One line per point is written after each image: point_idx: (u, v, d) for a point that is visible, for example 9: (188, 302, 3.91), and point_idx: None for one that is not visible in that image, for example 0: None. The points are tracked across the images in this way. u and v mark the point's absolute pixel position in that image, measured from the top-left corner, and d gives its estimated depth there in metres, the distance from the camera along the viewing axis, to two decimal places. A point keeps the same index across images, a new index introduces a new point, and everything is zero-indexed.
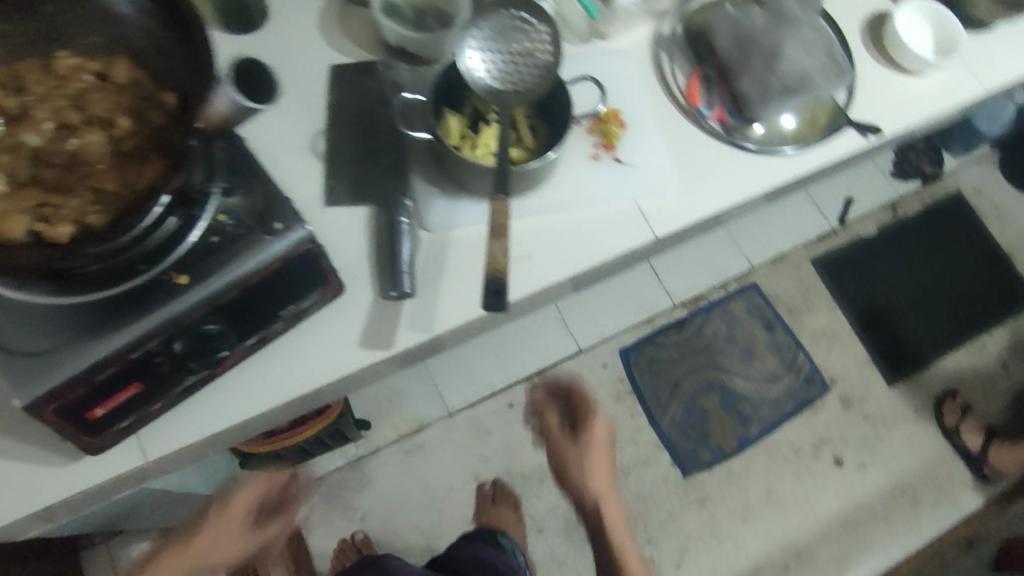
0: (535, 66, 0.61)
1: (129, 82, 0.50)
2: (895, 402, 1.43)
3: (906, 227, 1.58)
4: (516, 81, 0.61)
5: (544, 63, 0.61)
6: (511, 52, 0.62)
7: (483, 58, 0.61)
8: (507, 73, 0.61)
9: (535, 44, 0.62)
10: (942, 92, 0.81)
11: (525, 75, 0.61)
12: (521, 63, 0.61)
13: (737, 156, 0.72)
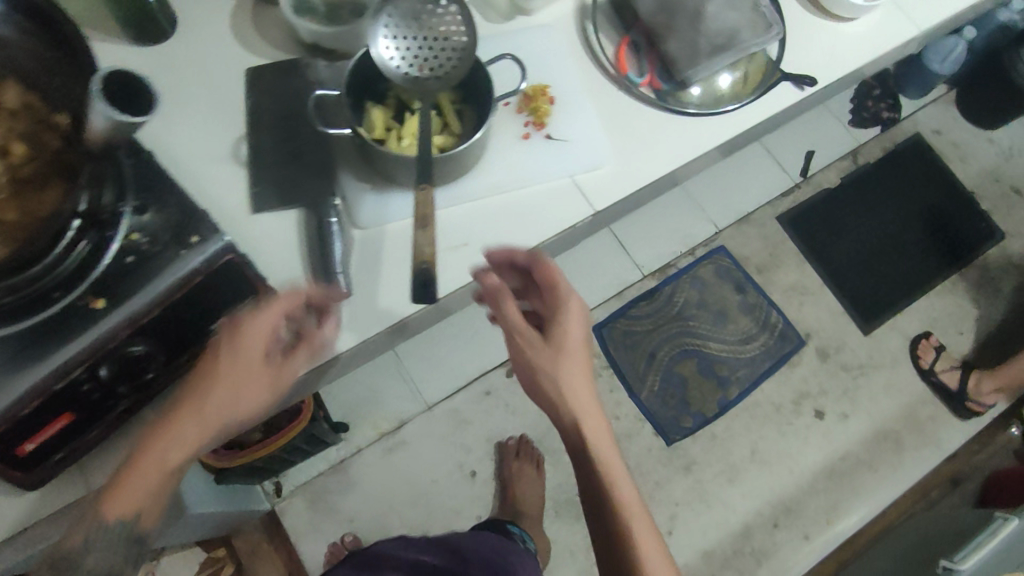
0: (452, 49, 0.60)
1: (22, 107, 0.48)
2: (872, 349, 1.43)
3: (868, 174, 1.58)
4: (434, 67, 0.60)
5: (461, 45, 0.60)
6: (425, 36, 0.60)
7: (397, 46, 0.59)
8: (424, 60, 0.60)
9: (449, 26, 0.60)
10: (873, 37, 0.80)
11: (443, 60, 0.60)
12: (437, 47, 0.60)
13: (672, 120, 0.71)
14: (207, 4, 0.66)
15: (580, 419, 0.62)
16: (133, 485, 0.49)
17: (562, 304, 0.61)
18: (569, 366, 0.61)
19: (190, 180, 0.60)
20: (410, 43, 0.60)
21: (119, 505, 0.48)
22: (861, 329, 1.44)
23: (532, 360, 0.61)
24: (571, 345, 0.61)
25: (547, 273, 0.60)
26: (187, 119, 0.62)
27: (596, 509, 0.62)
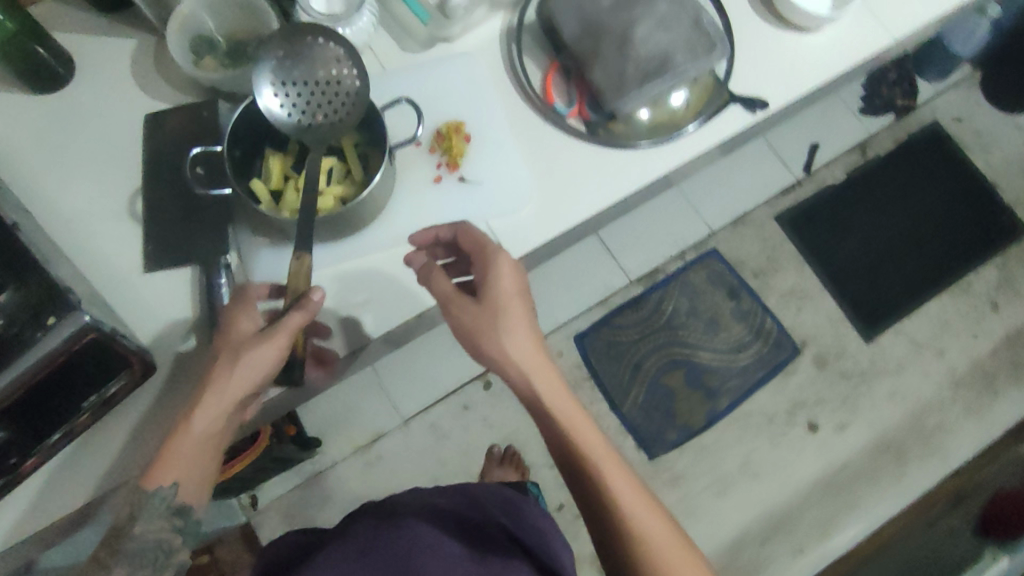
0: (344, 95, 0.57)
1: None
2: (875, 357, 1.31)
3: (880, 167, 1.42)
4: (326, 114, 0.57)
5: (353, 91, 0.57)
6: (314, 81, 0.57)
7: (282, 94, 0.56)
8: (314, 107, 0.57)
9: (340, 70, 0.57)
10: (836, 49, 0.73)
11: (334, 108, 0.57)
12: (326, 93, 0.57)
13: (602, 154, 0.66)
14: (110, 48, 0.64)
15: (532, 377, 0.56)
16: (176, 456, 0.51)
17: (491, 263, 0.57)
18: (509, 329, 0.56)
19: (88, 241, 0.59)
20: (297, 89, 0.56)
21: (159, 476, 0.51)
22: (863, 335, 1.32)
23: (469, 328, 0.57)
24: (507, 309, 0.56)
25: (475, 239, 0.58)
26: (86, 175, 0.61)
27: (575, 483, 0.56)
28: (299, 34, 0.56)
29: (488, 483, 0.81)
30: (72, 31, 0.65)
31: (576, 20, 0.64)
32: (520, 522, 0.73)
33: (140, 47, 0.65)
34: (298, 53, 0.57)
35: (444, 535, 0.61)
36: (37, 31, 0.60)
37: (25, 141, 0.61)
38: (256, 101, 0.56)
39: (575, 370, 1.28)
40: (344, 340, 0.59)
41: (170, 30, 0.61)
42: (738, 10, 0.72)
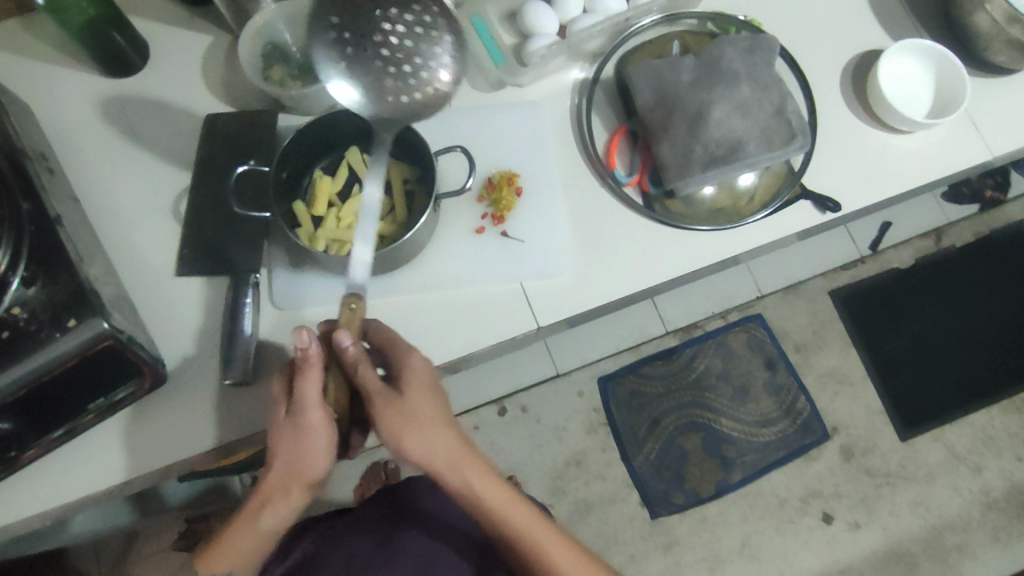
0: (420, 82, 0.54)
1: None
2: (906, 460, 1.24)
3: (960, 257, 1.31)
4: (397, 96, 0.54)
5: (429, 82, 0.54)
6: (391, 58, 0.54)
7: (354, 64, 0.54)
8: (386, 86, 0.54)
9: (424, 55, 0.54)
10: (929, 157, 0.68)
11: (406, 91, 0.54)
12: (402, 75, 0.54)
13: (653, 232, 0.64)
14: (185, 42, 0.65)
15: (465, 476, 0.52)
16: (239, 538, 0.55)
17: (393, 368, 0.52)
18: (426, 425, 0.51)
19: (128, 237, 0.60)
20: (370, 62, 0.54)
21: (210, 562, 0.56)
22: (899, 435, 1.25)
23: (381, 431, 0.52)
24: (421, 403, 0.51)
25: (384, 332, 0.54)
26: (138, 170, 0.62)
27: None
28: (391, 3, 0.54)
29: None
30: (152, 19, 0.65)
31: (653, 90, 0.62)
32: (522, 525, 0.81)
33: (214, 46, 0.65)
34: (385, 24, 0.54)
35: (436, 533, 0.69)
36: (118, 17, 0.60)
37: (89, 125, 0.62)
38: (323, 66, 0.53)
39: (594, 414, 1.23)
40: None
41: (244, 37, 0.61)
42: (824, 101, 0.68)
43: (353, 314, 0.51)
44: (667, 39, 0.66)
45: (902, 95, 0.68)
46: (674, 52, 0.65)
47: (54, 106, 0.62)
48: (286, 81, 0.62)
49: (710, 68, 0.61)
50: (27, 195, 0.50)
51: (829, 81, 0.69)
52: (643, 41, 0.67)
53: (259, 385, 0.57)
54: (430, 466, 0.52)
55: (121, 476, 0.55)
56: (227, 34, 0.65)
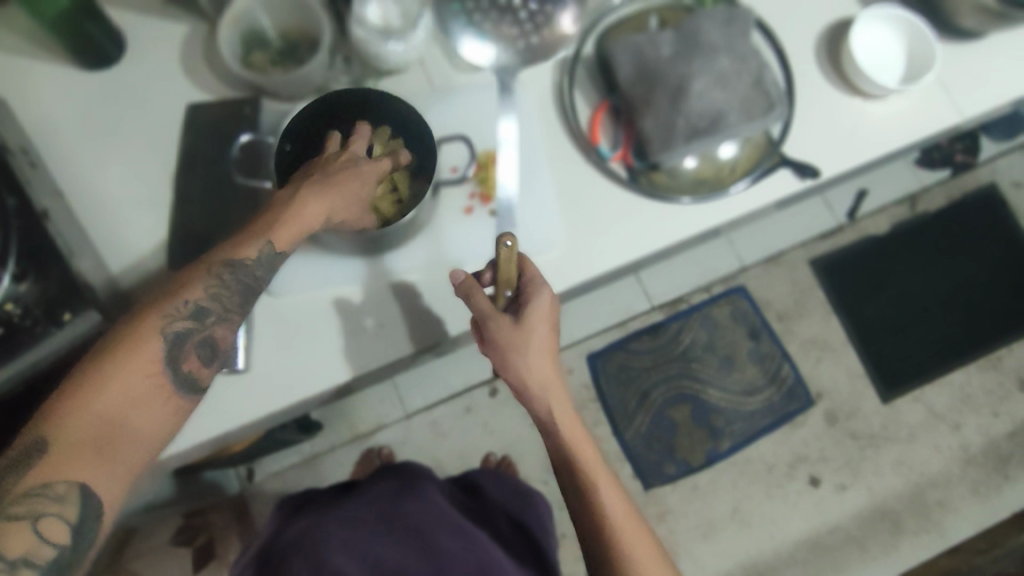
0: (538, 24, 0.64)
1: None
2: (888, 421, 1.27)
3: (934, 222, 1.34)
4: (516, 41, 0.65)
5: (548, 25, 0.64)
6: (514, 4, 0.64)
7: (476, 18, 0.64)
8: (507, 32, 0.65)
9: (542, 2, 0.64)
10: (904, 122, 0.69)
11: (525, 35, 0.65)
12: (522, 22, 0.64)
13: (638, 205, 0.65)
14: (161, 32, 0.64)
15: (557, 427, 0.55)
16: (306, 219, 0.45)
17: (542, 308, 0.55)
18: (535, 360, 0.54)
19: (117, 228, 0.60)
20: (492, 16, 0.64)
21: (290, 236, 0.45)
22: (881, 398, 1.28)
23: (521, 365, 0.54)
24: (537, 339, 0.54)
25: (530, 266, 0.56)
26: (123, 160, 0.61)
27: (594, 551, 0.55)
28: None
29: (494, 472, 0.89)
30: (125, 8, 0.64)
31: (633, 64, 0.62)
32: (527, 515, 0.82)
33: (192, 34, 0.64)
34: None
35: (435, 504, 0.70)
36: (91, 7, 0.59)
37: (69, 118, 0.62)
38: (454, 24, 0.65)
39: (584, 390, 1.25)
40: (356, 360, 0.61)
41: (222, 24, 0.60)
42: (796, 69, 0.70)
43: (511, 251, 0.51)
44: (643, 13, 0.67)
45: (875, 63, 0.69)
46: (652, 26, 0.66)
47: (32, 99, 0.62)
48: (268, 68, 0.62)
49: (689, 41, 0.62)
50: (14, 191, 0.50)
51: (804, 51, 0.70)
52: (620, 16, 0.67)
53: (256, 371, 0.60)
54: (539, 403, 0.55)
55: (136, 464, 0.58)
56: (203, 21, 0.64)
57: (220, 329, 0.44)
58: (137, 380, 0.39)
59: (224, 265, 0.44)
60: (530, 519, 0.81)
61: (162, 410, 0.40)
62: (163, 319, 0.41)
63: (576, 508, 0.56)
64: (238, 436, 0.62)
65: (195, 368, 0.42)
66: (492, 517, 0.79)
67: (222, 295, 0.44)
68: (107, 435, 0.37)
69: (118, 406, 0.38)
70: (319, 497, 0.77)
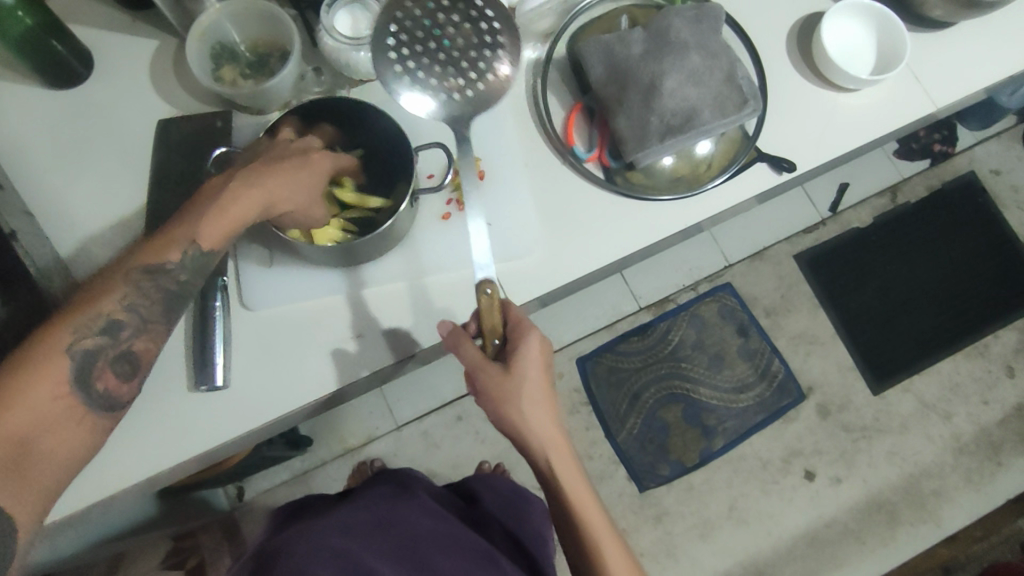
0: (480, 72, 0.59)
1: None
2: (878, 412, 1.28)
3: (914, 213, 1.34)
4: (463, 91, 0.59)
5: (491, 70, 0.60)
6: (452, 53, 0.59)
7: (416, 76, 0.59)
8: (451, 82, 0.59)
9: (480, 49, 0.59)
10: (876, 113, 0.70)
11: (471, 84, 0.59)
12: (464, 71, 0.59)
13: (618, 206, 0.65)
14: (130, 48, 0.64)
15: (551, 464, 0.57)
16: (225, 215, 0.50)
17: (532, 357, 0.55)
18: (526, 401, 0.55)
19: (90, 248, 0.59)
20: (432, 69, 0.59)
21: (212, 233, 0.50)
22: (871, 390, 1.28)
23: (513, 415, 0.55)
24: (528, 383, 0.55)
25: (513, 312, 0.56)
26: (94, 177, 0.61)
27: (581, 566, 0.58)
28: (433, 5, 0.59)
29: (490, 478, 0.89)
30: (94, 26, 0.64)
31: (605, 64, 0.62)
32: (524, 527, 0.82)
33: (161, 51, 0.64)
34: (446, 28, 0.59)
35: (428, 519, 0.69)
36: (56, 26, 0.58)
37: (36, 139, 0.61)
38: (391, 82, 0.58)
39: (575, 394, 1.24)
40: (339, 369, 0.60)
41: (189, 39, 0.60)
42: (769, 65, 0.70)
43: (492, 299, 0.53)
44: (613, 14, 0.67)
45: (846, 56, 0.70)
46: (624, 26, 0.66)
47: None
48: (238, 80, 0.62)
49: (659, 40, 0.62)
50: None
51: (775, 45, 0.70)
52: (592, 18, 0.67)
53: (236, 389, 0.59)
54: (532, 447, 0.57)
55: (116, 486, 0.56)
56: (172, 36, 0.64)
57: (139, 343, 0.50)
58: (47, 400, 0.45)
59: (144, 273, 0.50)
60: (524, 533, 0.81)
61: (75, 429, 0.46)
62: (72, 336, 0.47)
63: (567, 534, 0.59)
64: (221, 454, 0.61)
65: (109, 382, 0.48)
66: (488, 526, 0.78)
67: (139, 308, 0.50)
68: (11, 459, 0.43)
69: (25, 429, 0.44)
70: (314, 505, 0.77)
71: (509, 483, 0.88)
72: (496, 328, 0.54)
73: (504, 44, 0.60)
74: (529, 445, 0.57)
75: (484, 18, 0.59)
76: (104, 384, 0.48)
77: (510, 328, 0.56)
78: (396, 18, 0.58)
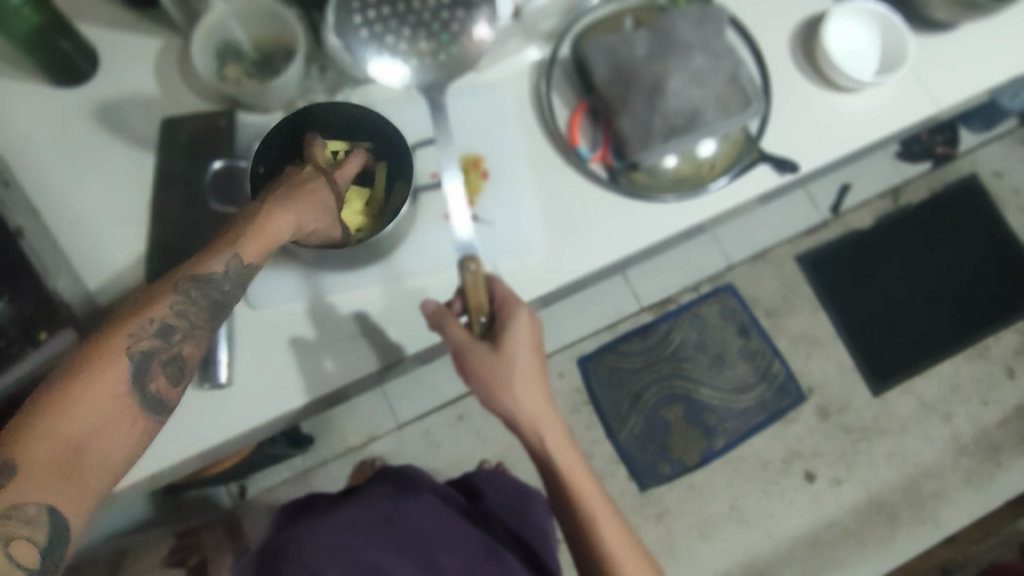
0: (454, 34, 0.59)
1: None
2: (879, 413, 1.28)
3: (916, 214, 1.35)
4: (435, 54, 0.59)
5: (465, 32, 0.59)
6: (423, 15, 0.58)
7: (385, 39, 0.58)
8: (423, 46, 0.59)
9: (453, 9, 0.58)
10: (878, 114, 0.70)
11: (444, 47, 0.59)
12: (436, 33, 0.58)
13: (622, 205, 0.65)
14: (135, 46, 0.64)
15: (544, 438, 0.58)
16: (271, 233, 0.43)
17: (519, 334, 0.54)
18: (517, 379, 0.55)
19: (94, 247, 0.59)
20: (403, 31, 0.58)
21: (258, 250, 0.42)
22: (871, 391, 1.28)
23: (502, 390, 0.55)
24: (518, 360, 0.55)
25: (499, 289, 0.55)
26: (98, 176, 0.61)
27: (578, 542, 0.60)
28: None
29: (494, 475, 0.89)
30: (100, 24, 0.64)
31: (609, 65, 0.62)
32: (529, 522, 0.82)
33: (166, 49, 0.64)
34: None
35: (433, 515, 0.69)
36: (62, 23, 0.58)
37: (41, 137, 0.61)
38: (360, 47, 0.58)
39: (576, 394, 1.24)
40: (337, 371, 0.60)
41: (195, 36, 0.60)
42: (773, 66, 0.70)
43: (476, 275, 0.54)
44: (618, 14, 0.67)
45: (849, 57, 0.70)
46: (628, 27, 0.66)
47: (4, 118, 0.61)
48: (242, 79, 0.62)
49: (663, 40, 0.62)
50: None
51: (778, 45, 0.71)
52: (596, 17, 0.67)
53: (238, 386, 0.59)
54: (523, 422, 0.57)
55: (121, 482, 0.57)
56: (177, 35, 0.64)
57: (190, 347, 0.41)
58: (99, 404, 0.36)
59: (190, 279, 0.41)
60: (530, 528, 0.81)
61: (127, 435, 0.37)
62: (127, 337, 0.37)
63: (563, 509, 0.60)
64: (224, 452, 0.61)
65: (164, 388, 0.39)
66: (493, 523, 0.78)
67: (191, 311, 0.41)
68: (63, 467, 0.34)
69: (80, 431, 0.35)
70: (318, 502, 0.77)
71: (514, 482, 0.88)
72: (482, 305, 0.54)
73: (478, 3, 0.58)
74: (521, 421, 0.57)
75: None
76: (157, 388, 0.38)
77: (496, 306, 0.55)
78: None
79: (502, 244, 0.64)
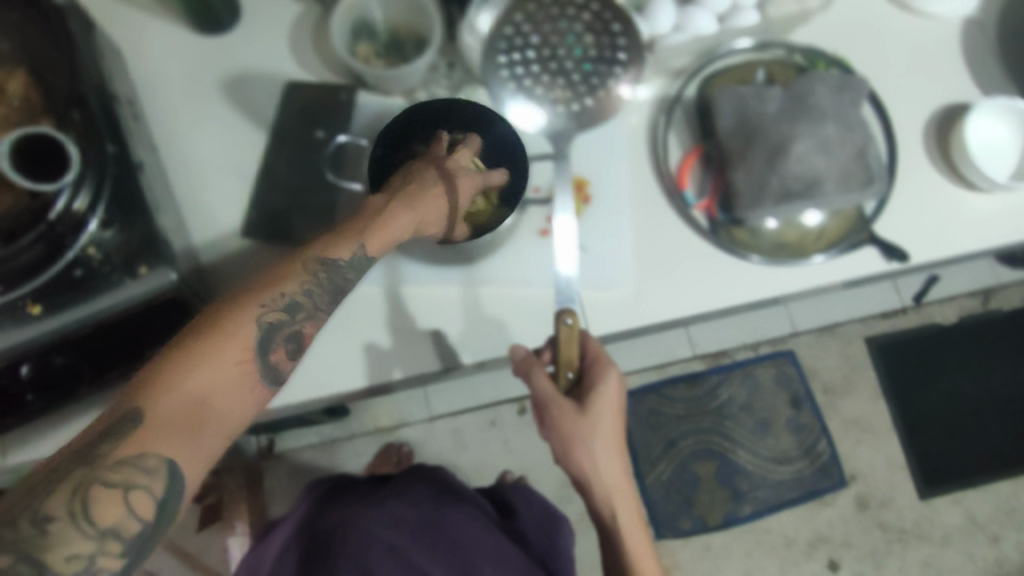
0: (595, 96, 0.60)
1: (22, 99, 0.54)
2: (922, 519, 1.22)
3: (1004, 322, 1.27)
4: (568, 104, 0.60)
5: (605, 87, 0.59)
6: (567, 65, 0.59)
7: (524, 81, 0.59)
8: (559, 94, 0.59)
9: (596, 64, 0.59)
10: (1005, 220, 0.66)
11: (579, 98, 0.60)
12: (575, 83, 0.59)
13: (718, 260, 0.63)
14: (275, 6, 0.65)
15: (611, 498, 0.59)
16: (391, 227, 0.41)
17: (603, 396, 0.56)
18: (599, 444, 0.56)
19: (198, 190, 0.61)
20: (542, 78, 0.59)
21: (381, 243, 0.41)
22: (919, 494, 1.22)
23: (578, 446, 0.56)
24: (602, 425, 0.56)
25: (592, 347, 0.56)
26: (217, 123, 0.63)
27: None
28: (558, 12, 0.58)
29: (529, 492, 0.88)
30: None
31: (735, 114, 0.61)
32: (558, 545, 0.82)
33: (303, 15, 0.65)
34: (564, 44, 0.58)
35: (472, 523, 0.72)
36: None
37: (171, 75, 0.63)
38: (499, 90, 0.59)
39: None
40: (392, 366, 0.60)
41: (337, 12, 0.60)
42: (901, 148, 0.67)
43: (571, 330, 0.53)
44: (752, 66, 0.66)
45: (987, 155, 0.65)
46: (759, 80, 0.65)
47: (141, 50, 0.64)
48: (371, 59, 0.64)
49: (797, 102, 0.60)
50: (115, 138, 0.52)
51: (909, 128, 0.68)
52: (729, 64, 0.66)
53: (307, 356, 0.60)
54: (593, 478, 0.58)
55: None
56: (315, 3, 0.66)
57: (309, 326, 0.39)
58: (226, 366, 0.34)
59: (320, 263, 0.39)
60: (559, 546, 0.82)
61: (246, 398, 0.35)
62: (258, 307, 0.37)
63: (611, 559, 0.62)
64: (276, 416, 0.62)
65: (282, 362, 0.37)
66: (524, 531, 0.81)
67: (316, 291, 0.39)
68: (189, 422, 0.33)
69: (205, 389, 0.34)
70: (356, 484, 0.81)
71: (541, 500, 0.87)
72: (572, 361, 0.55)
73: (624, 66, 0.59)
74: (592, 479, 0.58)
75: (609, 32, 0.58)
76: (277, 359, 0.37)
77: (586, 364, 0.56)
78: (519, 23, 0.58)
79: (589, 273, 0.63)
